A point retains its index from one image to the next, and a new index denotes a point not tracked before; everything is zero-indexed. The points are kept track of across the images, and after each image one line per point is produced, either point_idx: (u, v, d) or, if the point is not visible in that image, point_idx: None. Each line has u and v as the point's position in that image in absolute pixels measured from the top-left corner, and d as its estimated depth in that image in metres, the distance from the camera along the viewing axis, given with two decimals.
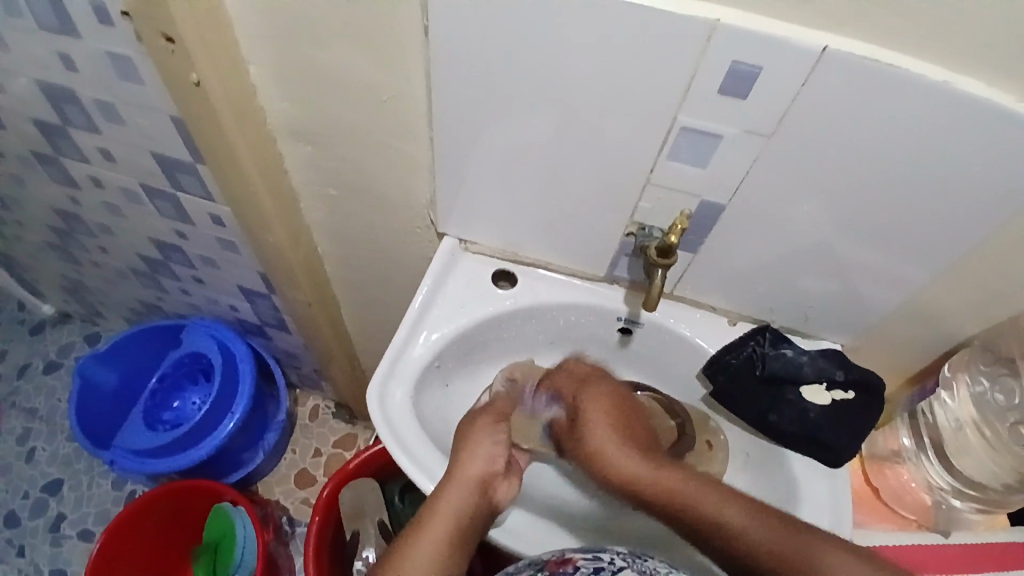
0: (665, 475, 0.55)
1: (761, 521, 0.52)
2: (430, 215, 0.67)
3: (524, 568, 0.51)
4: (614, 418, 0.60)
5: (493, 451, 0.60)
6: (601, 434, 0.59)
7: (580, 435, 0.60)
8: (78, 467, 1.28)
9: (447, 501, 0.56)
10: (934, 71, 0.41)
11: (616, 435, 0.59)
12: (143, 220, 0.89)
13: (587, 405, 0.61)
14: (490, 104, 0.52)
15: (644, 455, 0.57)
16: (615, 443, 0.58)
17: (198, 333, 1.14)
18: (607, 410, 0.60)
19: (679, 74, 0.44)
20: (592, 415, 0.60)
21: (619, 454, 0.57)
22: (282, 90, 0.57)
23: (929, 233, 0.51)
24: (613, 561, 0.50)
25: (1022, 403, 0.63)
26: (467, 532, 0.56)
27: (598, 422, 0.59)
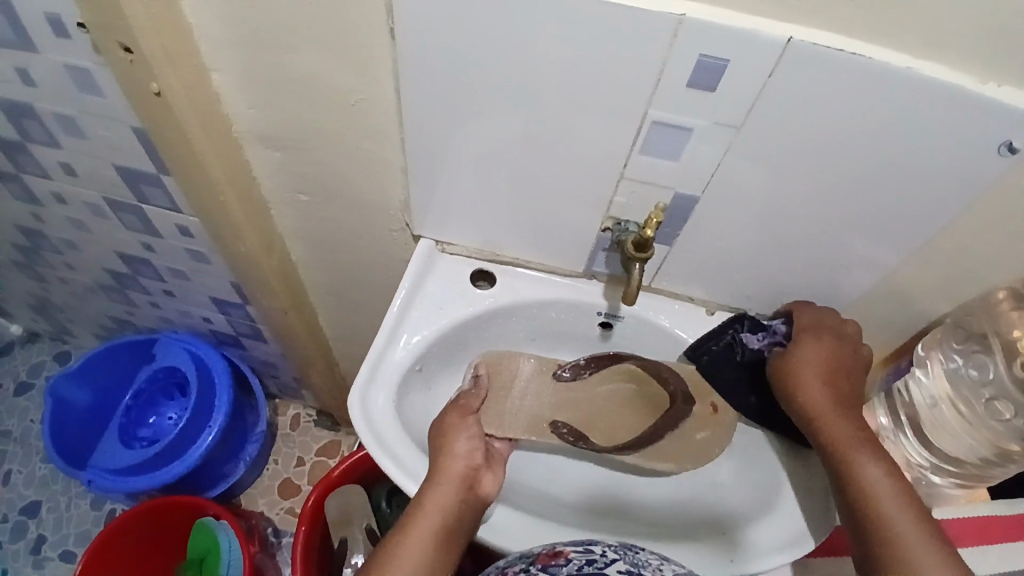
0: (848, 436, 0.57)
1: (906, 515, 0.54)
2: (405, 218, 0.67)
3: (516, 562, 0.50)
4: (827, 372, 0.60)
5: (473, 447, 0.59)
6: (809, 381, 0.60)
7: (791, 378, 0.61)
8: (55, 488, 1.25)
9: (430, 505, 0.56)
10: (896, 58, 0.42)
11: (823, 387, 0.59)
12: (109, 234, 0.86)
13: (809, 355, 0.60)
14: (461, 104, 0.51)
15: (844, 413, 0.59)
16: (820, 397, 0.59)
17: (172, 347, 1.12)
18: (823, 366, 0.60)
19: (648, 69, 0.45)
20: (807, 363, 0.60)
21: (823, 408, 0.59)
22: (249, 97, 0.56)
23: (897, 215, 0.52)
24: (605, 553, 0.48)
25: (995, 378, 0.64)
26: (454, 534, 0.56)
27: (812, 373, 0.60)
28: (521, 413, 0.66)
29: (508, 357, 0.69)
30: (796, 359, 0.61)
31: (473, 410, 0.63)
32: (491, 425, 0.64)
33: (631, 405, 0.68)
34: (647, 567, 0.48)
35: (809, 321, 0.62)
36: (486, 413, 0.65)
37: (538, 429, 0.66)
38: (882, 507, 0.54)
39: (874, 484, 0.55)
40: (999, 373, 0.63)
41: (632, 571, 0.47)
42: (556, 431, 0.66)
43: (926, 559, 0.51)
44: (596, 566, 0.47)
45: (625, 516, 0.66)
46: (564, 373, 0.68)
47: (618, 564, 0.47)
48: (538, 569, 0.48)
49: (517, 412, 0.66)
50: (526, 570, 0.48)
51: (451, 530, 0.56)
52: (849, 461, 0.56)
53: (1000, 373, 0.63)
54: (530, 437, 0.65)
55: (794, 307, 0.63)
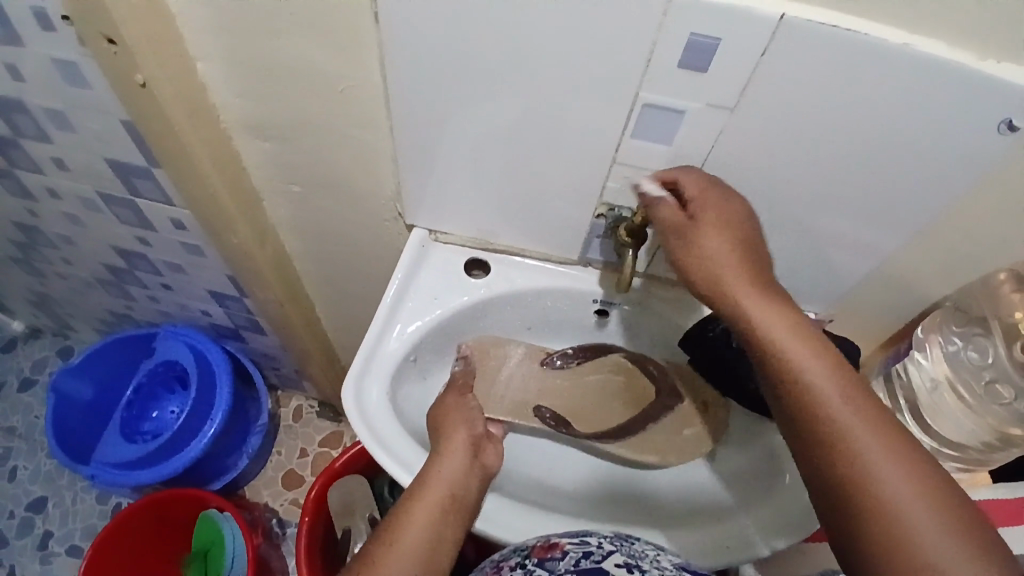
0: (767, 315, 0.49)
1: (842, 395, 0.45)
2: (397, 207, 0.66)
3: (511, 555, 0.49)
4: (729, 241, 0.51)
5: (473, 422, 0.60)
6: (715, 255, 0.51)
7: (698, 260, 0.52)
8: (61, 483, 1.26)
9: (438, 471, 0.55)
10: (893, 35, 0.41)
11: (728, 260, 0.51)
12: (104, 229, 0.86)
13: (706, 228, 0.51)
14: (450, 90, 0.50)
15: (758, 289, 0.50)
16: (727, 272, 0.51)
17: (171, 340, 1.12)
18: (723, 236, 0.51)
19: (639, 50, 0.44)
20: (709, 239, 0.51)
21: (739, 288, 0.50)
22: (236, 86, 0.55)
23: (896, 195, 0.51)
24: (601, 545, 0.48)
25: (995, 362, 0.63)
26: (462, 499, 0.54)
27: (715, 245, 0.51)
28: (505, 397, 0.67)
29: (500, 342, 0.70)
30: (697, 235, 0.52)
31: (471, 390, 0.64)
32: (489, 409, 0.65)
33: (616, 395, 0.69)
34: (644, 558, 0.47)
35: (689, 184, 0.51)
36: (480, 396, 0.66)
37: (521, 412, 0.66)
38: (813, 390, 0.45)
39: (802, 368, 0.46)
40: (999, 356, 0.63)
41: (629, 563, 0.46)
42: (539, 414, 0.66)
43: (867, 434, 0.43)
44: (593, 559, 0.46)
45: (621, 504, 0.66)
46: (551, 361, 0.70)
47: (615, 556, 0.46)
48: (534, 563, 0.47)
49: (500, 398, 0.67)
50: (521, 564, 0.47)
51: (460, 496, 0.54)
52: (771, 346, 0.48)
53: (1001, 356, 0.62)
54: (513, 422, 0.66)
55: (673, 176, 0.52)
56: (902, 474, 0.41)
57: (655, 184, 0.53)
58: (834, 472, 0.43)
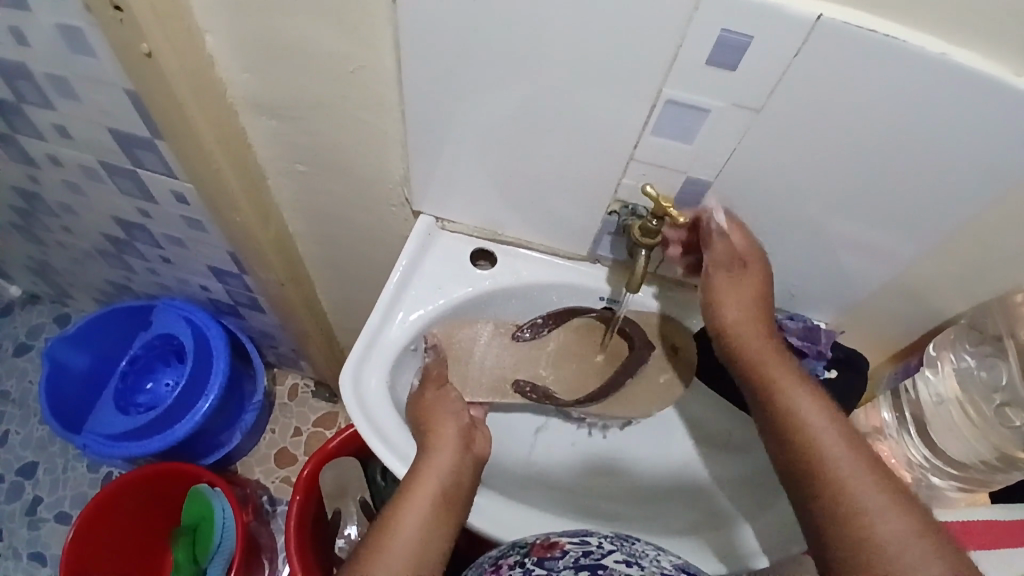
0: (777, 372, 0.54)
1: (841, 443, 0.50)
2: (404, 192, 0.65)
3: (510, 552, 0.49)
4: (754, 305, 0.57)
5: (459, 415, 0.59)
6: (739, 312, 0.57)
7: (723, 317, 0.58)
8: (52, 450, 1.25)
9: (427, 471, 0.54)
10: (934, 43, 0.39)
11: (750, 321, 0.57)
12: (105, 199, 0.84)
13: (734, 291, 0.57)
14: (466, 76, 0.49)
15: (771, 348, 0.56)
16: (749, 329, 0.57)
17: (168, 314, 1.10)
18: (746, 299, 0.57)
19: (666, 43, 0.42)
20: (739, 299, 0.57)
21: (758, 349, 0.56)
22: (243, 60, 0.53)
23: (918, 208, 0.50)
24: (601, 544, 0.47)
25: (1007, 384, 0.62)
26: (454, 498, 0.53)
27: (740, 304, 0.57)
28: (484, 375, 0.65)
29: (508, 326, 0.68)
30: (727, 295, 0.57)
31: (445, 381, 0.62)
32: (469, 392, 0.64)
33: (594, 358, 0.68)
34: (644, 558, 0.47)
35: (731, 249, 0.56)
36: (459, 382, 0.64)
37: (500, 390, 0.65)
38: (818, 443, 0.50)
39: (810, 423, 0.51)
40: (1012, 377, 0.62)
41: (629, 563, 0.46)
42: (520, 391, 0.65)
43: (862, 477, 0.47)
44: (593, 558, 0.45)
45: (616, 504, 0.66)
46: (522, 335, 0.67)
47: (615, 555, 0.46)
48: (534, 562, 0.46)
49: (477, 381, 0.65)
50: (520, 562, 0.46)
51: (451, 489, 0.53)
52: (782, 402, 0.53)
53: (1014, 377, 0.61)
54: (493, 402, 0.65)
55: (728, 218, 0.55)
56: (892, 513, 0.45)
57: (720, 220, 0.55)
58: (831, 508, 0.47)
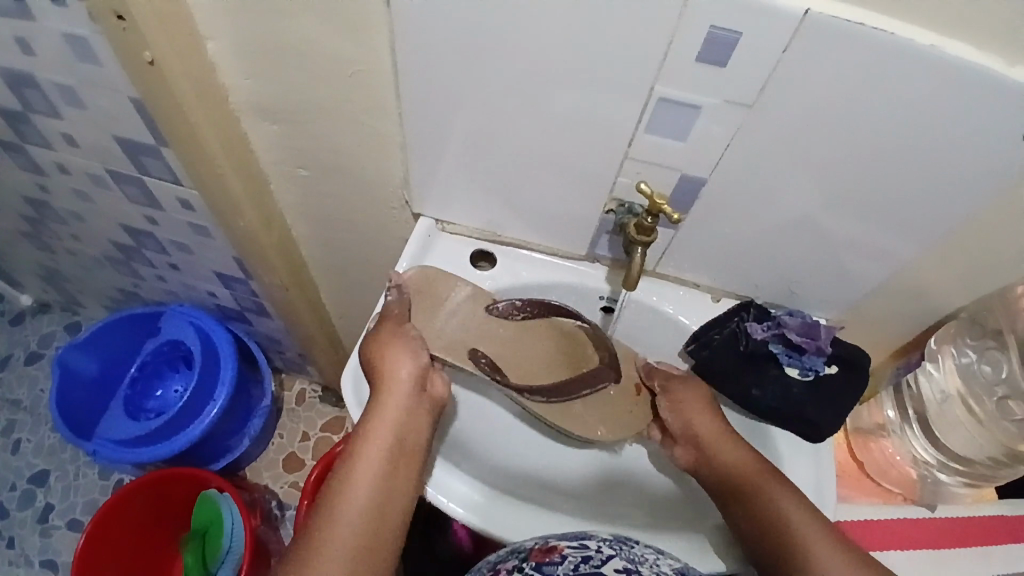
0: (735, 456, 0.59)
1: (801, 513, 0.54)
2: (404, 195, 0.65)
3: (508, 558, 0.49)
4: (707, 407, 0.63)
5: (413, 350, 0.59)
6: (699, 414, 0.62)
7: (686, 418, 0.62)
8: (63, 457, 1.26)
9: (380, 435, 0.55)
10: (924, 36, 0.39)
11: (711, 421, 0.62)
12: (113, 206, 0.86)
13: (692, 396, 0.63)
14: (462, 78, 0.49)
15: (727, 436, 0.61)
16: (710, 425, 0.61)
17: (175, 320, 1.12)
18: (701, 402, 0.63)
19: (656, 41, 0.42)
20: (695, 401, 0.63)
21: (722, 442, 0.60)
22: (243, 66, 0.54)
23: (913, 204, 0.50)
24: (600, 549, 0.47)
25: (1007, 376, 0.62)
26: (406, 460, 0.55)
27: (698, 407, 0.62)
28: (444, 334, 0.62)
29: (485, 295, 0.63)
30: (687, 400, 0.63)
31: (405, 322, 0.60)
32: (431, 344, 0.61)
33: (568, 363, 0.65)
34: (644, 563, 0.46)
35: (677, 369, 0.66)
36: (423, 328, 0.61)
37: (456, 352, 0.61)
38: (785, 518, 0.54)
39: (773, 498, 0.55)
40: (1013, 371, 0.62)
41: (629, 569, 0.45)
42: (475, 359, 0.61)
43: (825, 547, 0.52)
44: (592, 564, 0.45)
45: (618, 504, 0.66)
46: (497, 306, 0.63)
47: (615, 561, 0.46)
48: (532, 566, 0.46)
49: (437, 335, 0.61)
50: (519, 568, 0.47)
51: (405, 443, 0.56)
52: (744, 482, 0.57)
53: (1014, 372, 0.61)
54: (447, 360, 0.60)
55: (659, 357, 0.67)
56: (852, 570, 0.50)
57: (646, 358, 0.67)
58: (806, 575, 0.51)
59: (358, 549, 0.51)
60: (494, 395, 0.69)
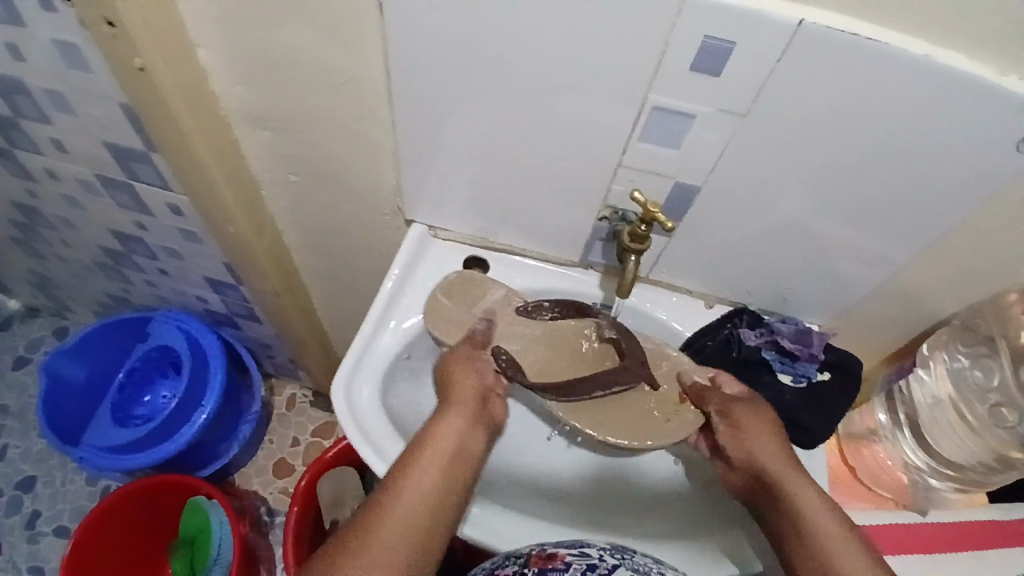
0: (799, 491, 0.54)
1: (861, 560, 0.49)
2: (397, 201, 0.65)
3: (507, 564, 0.48)
4: (775, 438, 0.57)
5: (485, 366, 0.59)
6: (765, 443, 0.57)
7: (751, 448, 0.56)
8: (52, 463, 1.25)
9: (444, 431, 0.54)
10: (916, 45, 0.39)
11: (779, 453, 0.56)
12: (102, 212, 0.85)
13: (755, 423, 0.58)
14: (456, 85, 0.49)
15: (793, 469, 0.55)
16: (777, 456, 0.56)
17: (164, 326, 1.10)
18: (770, 433, 0.57)
19: (650, 49, 0.42)
20: (761, 428, 0.57)
21: (787, 477, 0.55)
22: (233, 72, 0.54)
23: (905, 211, 0.50)
24: (604, 557, 0.47)
25: (998, 383, 0.63)
26: (463, 466, 0.54)
27: (765, 437, 0.57)
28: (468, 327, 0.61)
29: (516, 296, 0.63)
30: (751, 425, 0.57)
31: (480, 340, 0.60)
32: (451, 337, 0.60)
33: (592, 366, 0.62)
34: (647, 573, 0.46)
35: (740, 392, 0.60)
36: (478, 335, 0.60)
37: (477, 345, 0.60)
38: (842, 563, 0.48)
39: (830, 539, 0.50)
40: (1004, 377, 0.63)
41: None
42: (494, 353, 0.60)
43: None
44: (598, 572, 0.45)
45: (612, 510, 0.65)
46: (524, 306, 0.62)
47: (620, 570, 0.46)
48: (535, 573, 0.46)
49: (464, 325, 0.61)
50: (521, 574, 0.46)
51: (459, 461, 0.53)
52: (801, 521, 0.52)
53: (1006, 378, 0.63)
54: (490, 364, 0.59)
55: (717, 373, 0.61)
56: None
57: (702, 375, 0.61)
58: None
59: (410, 537, 0.48)
60: None
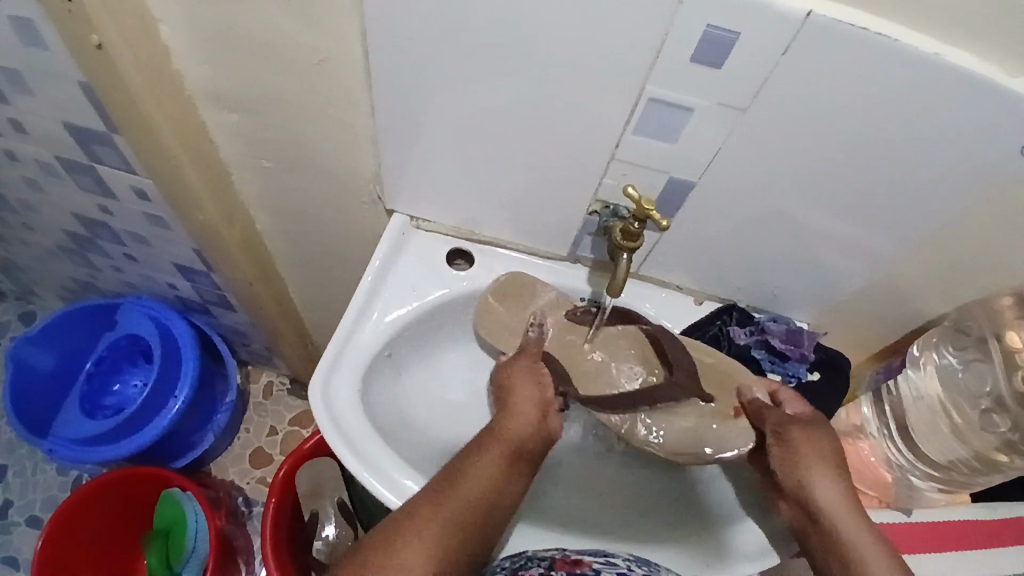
0: (845, 521, 0.52)
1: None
2: (377, 190, 0.62)
3: (531, 564, 0.51)
4: (830, 464, 0.54)
5: (544, 385, 0.57)
6: (816, 468, 0.54)
7: (802, 477, 0.54)
8: (20, 453, 1.21)
9: (485, 462, 0.52)
10: (926, 42, 0.38)
11: (831, 481, 0.54)
12: (65, 195, 0.80)
13: (810, 448, 0.54)
14: (440, 70, 0.46)
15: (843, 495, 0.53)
16: (828, 483, 0.54)
17: (133, 314, 1.07)
18: (822, 458, 0.54)
19: (649, 37, 0.40)
20: (815, 453, 0.55)
21: (835, 508, 0.53)
22: (203, 53, 0.50)
23: (902, 209, 0.49)
24: (630, 567, 0.52)
25: (991, 390, 0.63)
26: (500, 499, 0.52)
27: (817, 463, 0.54)
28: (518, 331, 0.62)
29: (565, 301, 0.63)
30: (804, 452, 0.54)
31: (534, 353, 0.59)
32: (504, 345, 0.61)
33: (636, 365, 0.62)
34: None
35: (799, 412, 0.57)
36: (528, 343, 0.60)
37: (528, 351, 0.59)
38: None
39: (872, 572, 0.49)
40: (998, 385, 0.63)
41: None
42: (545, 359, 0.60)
43: None
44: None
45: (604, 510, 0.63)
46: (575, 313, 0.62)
47: None
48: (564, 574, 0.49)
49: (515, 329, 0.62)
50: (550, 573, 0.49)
51: (514, 468, 0.53)
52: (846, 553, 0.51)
53: (1000, 385, 0.63)
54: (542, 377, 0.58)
55: (777, 389, 0.58)
56: None
57: (762, 389, 0.58)
58: None
59: (450, 537, 0.48)
60: (473, 398, 0.67)
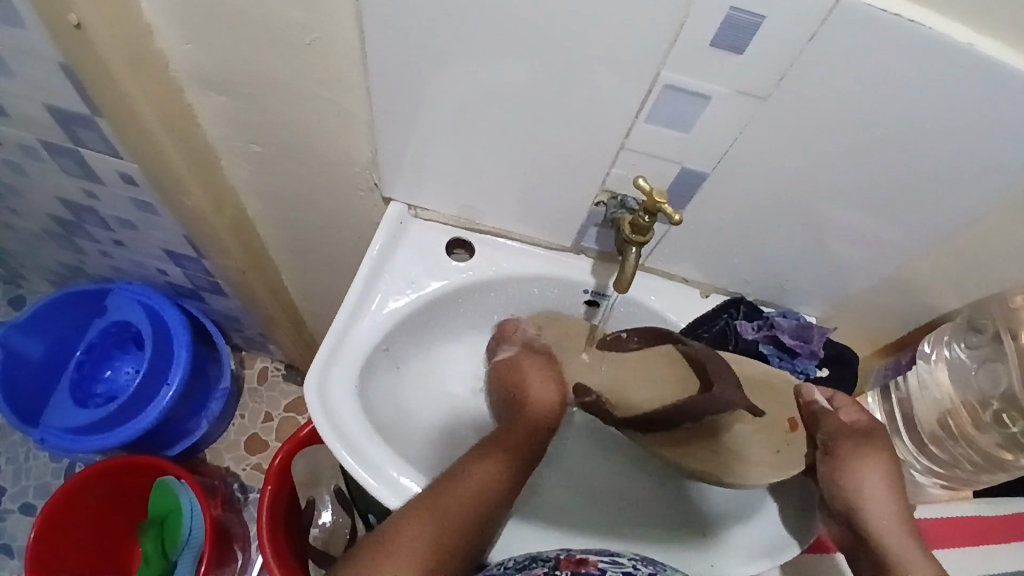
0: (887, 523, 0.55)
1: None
2: (373, 176, 0.59)
3: (535, 565, 0.50)
4: (880, 471, 0.57)
5: (561, 382, 0.59)
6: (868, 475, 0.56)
7: (854, 481, 0.56)
8: (11, 439, 1.19)
9: (484, 466, 0.53)
10: (960, 30, 0.36)
11: (878, 486, 0.56)
12: (48, 178, 0.77)
13: (859, 456, 0.56)
14: (441, 52, 0.44)
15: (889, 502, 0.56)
16: (876, 489, 0.56)
17: (123, 299, 1.05)
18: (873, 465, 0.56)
19: (667, 19, 0.37)
20: (865, 460, 0.56)
21: (877, 510, 0.55)
22: (188, 32, 0.47)
23: (922, 203, 0.47)
24: (637, 567, 0.51)
25: (1004, 389, 0.61)
26: (497, 504, 0.52)
27: (869, 470, 0.56)
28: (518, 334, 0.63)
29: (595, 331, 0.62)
30: (853, 462, 0.56)
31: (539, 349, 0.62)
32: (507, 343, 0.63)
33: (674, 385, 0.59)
34: None
35: (854, 420, 0.58)
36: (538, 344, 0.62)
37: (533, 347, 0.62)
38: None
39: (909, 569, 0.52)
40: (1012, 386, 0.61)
41: None
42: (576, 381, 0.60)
43: None
44: None
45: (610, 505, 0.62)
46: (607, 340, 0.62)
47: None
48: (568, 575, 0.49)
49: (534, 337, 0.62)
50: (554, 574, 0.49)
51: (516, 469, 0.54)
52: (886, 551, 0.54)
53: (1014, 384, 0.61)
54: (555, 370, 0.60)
55: (834, 395, 0.59)
56: None
57: (822, 395, 0.58)
58: None
59: (441, 529, 0.49)
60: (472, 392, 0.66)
